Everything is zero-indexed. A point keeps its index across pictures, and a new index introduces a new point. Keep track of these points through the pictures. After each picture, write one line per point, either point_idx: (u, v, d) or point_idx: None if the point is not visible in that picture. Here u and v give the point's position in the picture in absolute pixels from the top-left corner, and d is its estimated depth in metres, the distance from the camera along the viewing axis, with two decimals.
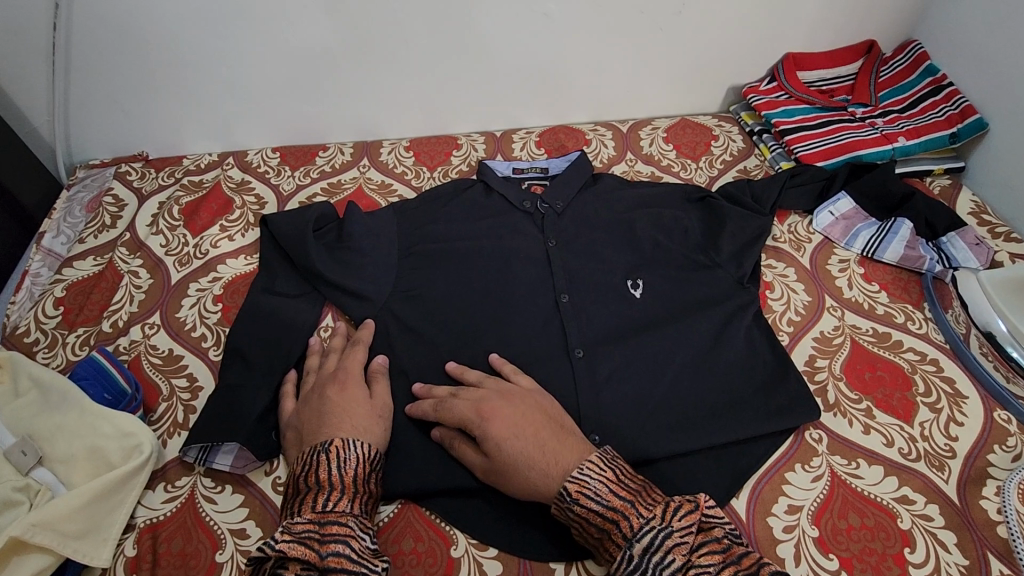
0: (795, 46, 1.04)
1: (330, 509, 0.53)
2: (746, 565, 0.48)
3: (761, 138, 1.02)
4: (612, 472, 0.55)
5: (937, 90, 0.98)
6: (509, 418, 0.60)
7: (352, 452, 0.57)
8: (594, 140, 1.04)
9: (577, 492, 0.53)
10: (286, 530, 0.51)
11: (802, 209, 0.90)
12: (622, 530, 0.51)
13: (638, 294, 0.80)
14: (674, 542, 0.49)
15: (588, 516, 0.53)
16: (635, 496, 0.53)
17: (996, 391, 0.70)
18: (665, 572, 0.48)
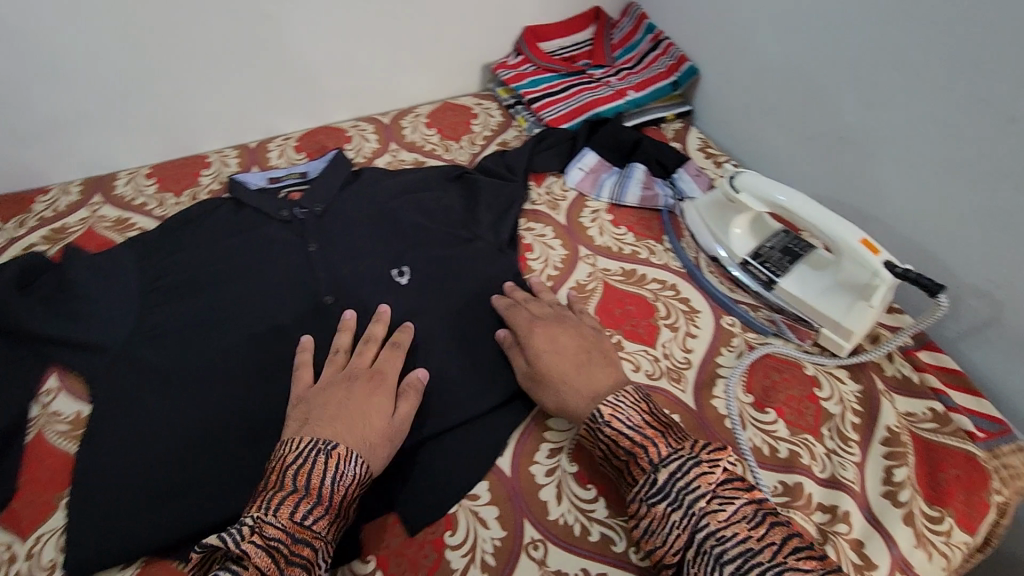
0: (530, 19, 1.09)
1: (306, 525, 0.51)
2: (768, 506, 0.51)
3: (516, 110, 1.06)
4: (645, 404, 0.59)
5: (657, 44, 1.09)
6: (563, 339, 0.67)
7: (351, 469, 0.55)
8: (355, 136, 1.02)
9: (610, 415, 0.57)
10: (253, 530, 0.49)
11: (556, 169, 0.95)
12: (649, 455, 0.54)
13: (404, 281, 0.79)
14: (702, 473, 0.52)
15: (617, 439, 0.57)
16: (664, 430, 0.56)
17: (723, 300, 0.78)
18: (691, 496, 0.51)
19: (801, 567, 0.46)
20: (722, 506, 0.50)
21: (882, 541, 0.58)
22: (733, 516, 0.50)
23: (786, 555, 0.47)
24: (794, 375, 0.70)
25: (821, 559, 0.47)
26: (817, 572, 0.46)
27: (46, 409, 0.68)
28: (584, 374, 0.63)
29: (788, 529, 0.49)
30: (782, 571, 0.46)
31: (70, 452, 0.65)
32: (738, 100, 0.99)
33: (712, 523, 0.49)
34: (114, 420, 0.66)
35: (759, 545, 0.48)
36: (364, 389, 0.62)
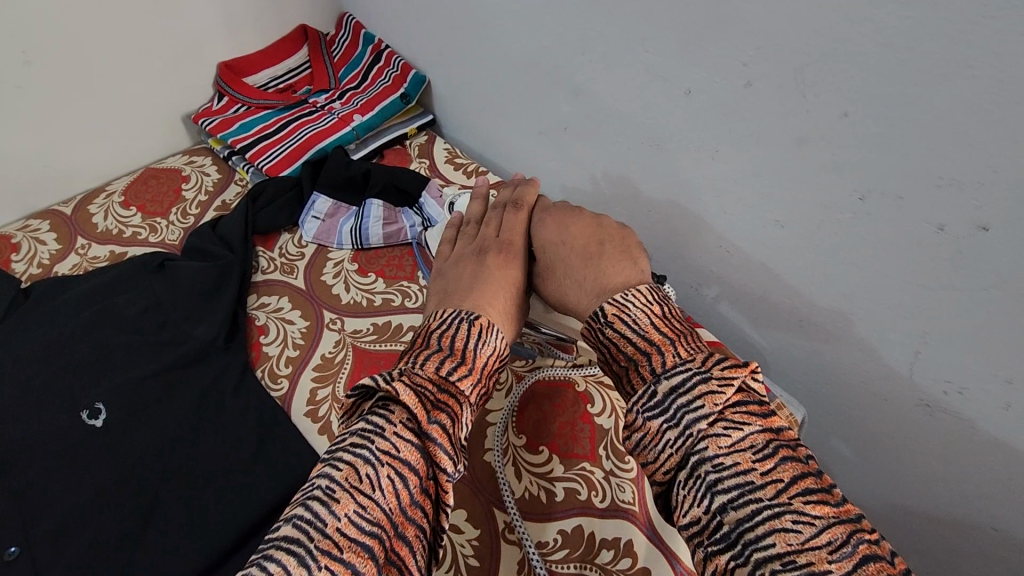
0: (221, 56, 0.95)
1: (450, 379, 0.47)
2: (789, 441, 0.43)
3: (232, 161, 0.91)
4: (658, 310, 0.54)
5: (377, 56, 0.98)
6: (577, 230, 0.64)
7: (492, 338, 0.53)
8: (25, 242, 0.81)
9: (614, 316, 0.53)
10: (405, 374, 0.47)
11: (286, 225, 0.83)
12: (651, 364, 0.49)
13: (100, 421, 0.64)
14: (706, 390, 0.45)
15: (621, 343, 0.52)
16: (676, 337, 0.50)
17: None
18: (693, 417, 0.44)
19: (803, 510, 0.39)
20: (727, 432, 0.43)
21: (665, 562, 0.55)
22: (739, 444, 0.42)
23: (791, 494, 0.40)
24: (565, 398, 0.65)
25: (834, 505, 0.39)
26: (823, 522, 0.38)
27: None
28: (593, 271, 0.60)
29: (805, 467, 0.41)
30: (782, 512, 0.39)
31: None
32: (471, 102, 0.93)
33: (711, 448, 0.42)
34: None
35: (761, 480, 0.40)
36: (496, 262, 0.63)
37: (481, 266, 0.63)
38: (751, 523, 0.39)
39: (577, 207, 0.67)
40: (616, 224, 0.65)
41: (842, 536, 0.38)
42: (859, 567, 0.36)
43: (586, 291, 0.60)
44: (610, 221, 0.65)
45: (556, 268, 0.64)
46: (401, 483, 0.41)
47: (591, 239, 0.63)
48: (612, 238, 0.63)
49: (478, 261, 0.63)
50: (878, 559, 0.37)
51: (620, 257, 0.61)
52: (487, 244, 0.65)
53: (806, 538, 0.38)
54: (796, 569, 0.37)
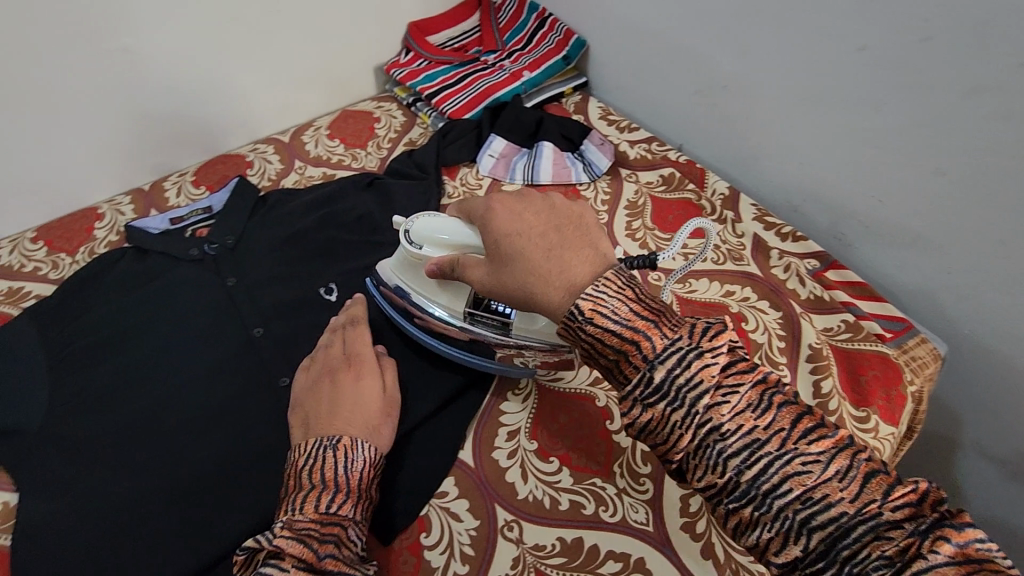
0: (411, 16, 1.08)
1: (332, 511, 0.53)
2: (777, 390, 0.47)
3: (417, 107, 1.05)
4: (632, 290, 0.51)
5: (542, 22, 1.10)
6: (527, 218, 0.57)
7: (360, 453, 0.56)
8: (256, 160, 0.98)
9: (592, 309, 0.49)
10: (286, 526, 0.51)
11: (467, 160, 0.95)
12: (642, 351, 0.48)
13: (332, 296, 0.78)
14: (703, 367, 0.46)
15: (603, 337, 0.49)
16: (657, 316, 0.49)
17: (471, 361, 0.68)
18: (693, 394, 0.46)
19: (808, 450, 0.44)
20: (726, 398, 0.46)
21: None
22: (738, 408, 0.46)
23: (795, 439, 0.44)
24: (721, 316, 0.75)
25: (831, 436, 0.45)
26: (827, 456, 0.43)
27: None
28: (556, 260, 0.53)
29: (796, 408, 0.46)
30: (792, 457, 0.44)
31: (4, 546, 0.60)
32: (627, 63, 1.02)
33: (717, 418, 0.45)
34: (42, 503, 0.61)
35: (766, 435, 0.45)
36: (350, 377, 0.62)
37: (336, 385, 0.61)
38: (768, 475, 0.44)
39: (518, 196, 0.59)
40: (567, 201, 0.58)
41: (846, 463, 0.43)
42: (865, 487, 0.42)
43: (552, 286, 0.52)
44: (562, 200, 0.58)
45: (508, 266, 0.55)
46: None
47: (546, 226, 0.55)
48: (569, 220, 0.56)
49: (361, 372, 0.63)
50: (878, 473, 0.43)
51: (581, 244, 0.54)
52: (333, 363, 0.64)
53: (817, 476, 0.43)
54: (815, 505, 0.42)
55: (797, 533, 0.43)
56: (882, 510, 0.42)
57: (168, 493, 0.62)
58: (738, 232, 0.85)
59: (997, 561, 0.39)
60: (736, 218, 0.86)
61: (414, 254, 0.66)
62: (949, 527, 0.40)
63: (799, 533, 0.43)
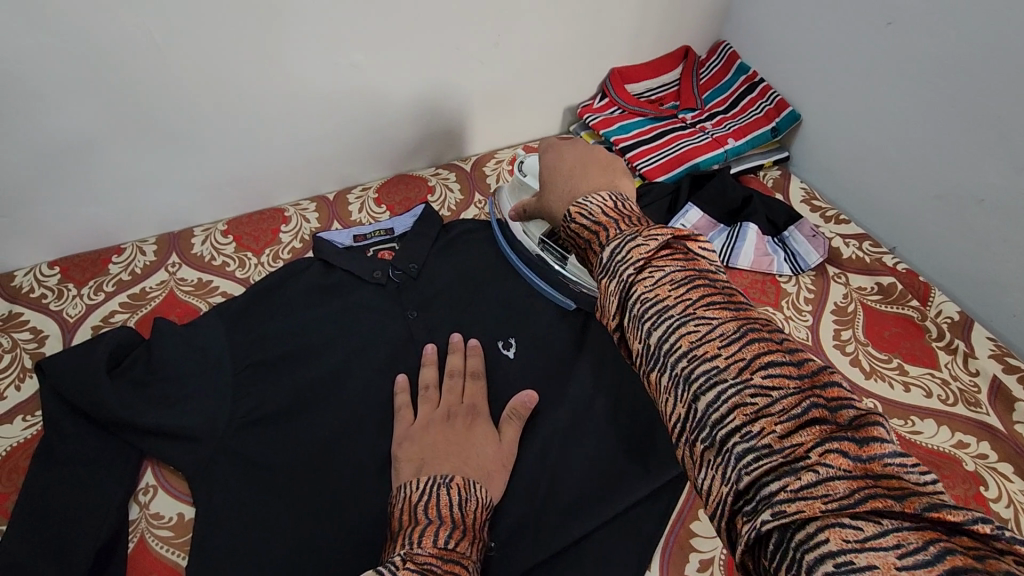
0: (616, 61, 1.03)
1: (451, 547, 0.48)
2: (749, 317, 0.40)
3: (605, 156, 1.01)
4: (616, 204, 0.52)
5: (751, 86, 1.02)
6: (572, 155, 0.65)
7: (473, 493, 0.54)
8: (438, 186, 0.96)
9: (574, 213, 0.52)
10: (408, 559, 0.46)
11: (655, 225, 0.89)
12: (600, 240, 0.49)
13: (510, 353, 0.72)
14: (634, 246, 0.44)
15: (580, 233, 0.52)
16: (623, 220, 0.49)
17: (546, 292, 0.76)
18: (626, 268, 0.44)
19: (660, 266, 0.43)
20: (652, 275, 0.42)
21: None
22: (670, 299, 0.41)
23: (752, 370, 0.36)
24: (954, 471, 0.65)
25: (795, 377, 0.36)
26: (780, 393, 0.35)
27: (145, 510, 0.63)
28: (568, 189, 0.61)
29: (714, 289, 0.41)
30: (644, 268, 0.43)
31: (178, 564, 0.60)
32: (847, 148, 0.92)
33: (643, 291, 0.42)
34: (221, 526, 0.60)
35: (693, 341, 0.39)
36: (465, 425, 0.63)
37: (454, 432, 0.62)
38: (664, 338, 0.40)
39: (569, 140, 0.68)
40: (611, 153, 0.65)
41: (798, 404, 0.35)
42: (748, 352, 0.37)
43: (561, 201, 0.61)
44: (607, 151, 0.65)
45: (545, 186, 0.65)
46: None
47: (574, 165, 0.63)
48: (600, 163, 0.63)
49: (471, 426, 0.62)
50: (828, 429, 0.33)
51: (601, 176, 0.60)
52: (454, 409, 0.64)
53: (759, 407, 0.35)
54: (727, 416, 0.36)
55: (716, 449, 0.36)
56: (753, 376, 0.36)
57: (334, 542, 0.60)
58: (971, 368, 0.73)
59: (903, 481, 0.31)
60: (969, 350, 0.75)
61: (520, 179, 0.84)
62: (890, 498, 0.30)
63: (721, 449, 0.36)
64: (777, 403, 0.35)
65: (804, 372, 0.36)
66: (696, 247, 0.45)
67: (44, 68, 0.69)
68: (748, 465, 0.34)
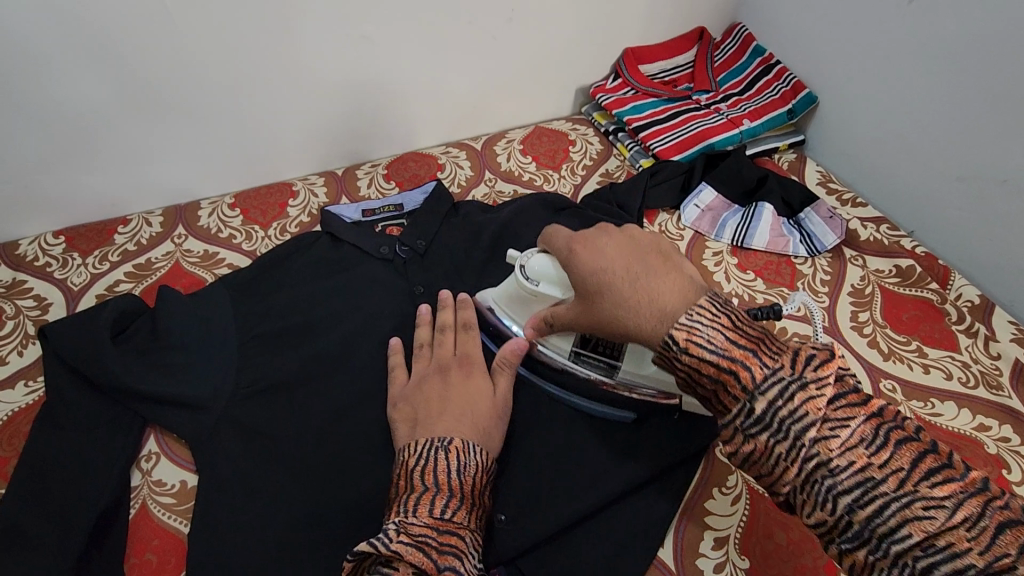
0: (631, 41, 1.01)
1: (447, 518, 0.48)
2: (848, 386, 0.43)
3: (618, 137, 0.99)
4: (727, 317, 0.46)
5: (767, 69, 1.00)
6: (611, 248, 0.55)
7: (472, 457, 0.53)
8: (448, 164, 0.95)
9: (686, 339, 0.45)
10: (401, 531, 0.47)
11: (669, 205, 0.87)
12: (741, 381, 0.44)
13: None
14: (795, 389, 0.42)
15: (697, 368, 0.45)
16: (756, 344, 0.45)
17: (595, 411, 0.63)
18: (799, 427, 0.42)
19: (842, 419, 0.42)
20: (835, 433, 0.41)
21: None
22: (850, 442, 0.41)
23: (911, 479, 0.39)
24: (975, 454, 0.64)
25: (954, 477, 0.39)
26: (952, 500, 0.38)
27: (147, 476, 0.61)
28: (641, 289, 0.50)
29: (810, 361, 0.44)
30: (821, 422, 0.42)
31: (180, 531, 0.58)
32: (865, 130, 0.91)
33: (825, 453, 0.41)
34: (224, 494, 0.59)
35: (881, 473, 0.40)
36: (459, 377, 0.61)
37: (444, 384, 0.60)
38: (843, 473, 0.40)
39: (596, 230, 0.58)
40: (645, 232, 0.57)
41: (963, 502, 0.38)
42: (901, 458, 0.40)
43: (643, 314, 0.49)
44: (639, 231, 0.57)
45: (601, 299, 0.53)
46: None
47: (631, 261, 0.53)
48: (653, 252, 0.54)
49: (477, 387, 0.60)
50: (989, 507, 0.38)
51: (668, 269, 0.51)
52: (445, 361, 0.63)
53: (940, 522, 0.38)
54: (936, 552, 0.38)
55: None
56: (916, 486, 0.39)
57: (339, 512, 0.59)
58: (992, 351, 0.72)
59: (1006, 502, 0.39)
60: (990, 334, 0.73)
61: (529, 288, 0.62)
62: None
63: None
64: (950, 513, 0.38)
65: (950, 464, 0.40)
66: (834, 353, 0.45)
67: (51, 31, 0.68)
68: (926, 557, 0.38)
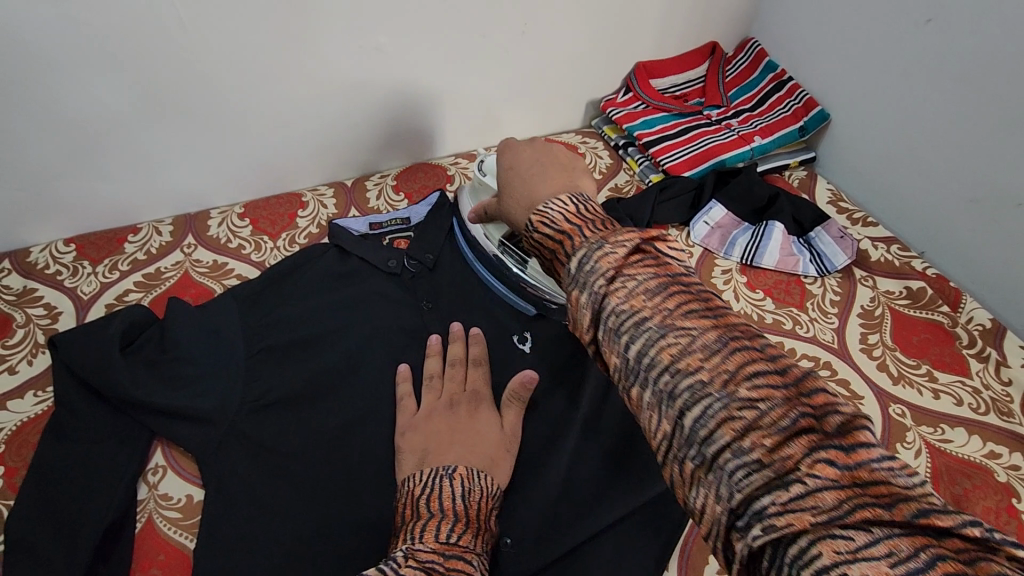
0: (642, 55, 1.01)
1: (454, 541, 0.47)
2: (738, 330, 0.36)
3: (627, 151, 0.99)
4: (577, 208, 0.47)
5: (779, 85, 1.00)
6: (528, 155, 0.58)
7: (477, 482, 0.53)
8: (457, 176, 0.95)
9: (538, 220, 0.46)
10: (409, 556, 0.44)
11: (678, 222, 0.87)
12: (565, 248, 0.43)
13: (526, 348, 0.69)
14: (602, 254, 0.40)
15: (544, 243, 0.46)
16: (587, 223, 0.44)
17: (508, 295, 0.70)
18: (601, 294, 0.38)
19: (669, 315, 0.36)
20: (643, 312, 0.37)
21: None
22: (672, 336, 0.36)
23: (736, 382, 0.33)
24: (986, 483, 0.63)
25: (784, 386, 0.33)
26: (768, 405, 0.32)
27: (154, 490, 0.62)
28: (528, 190, 0.54)
29: (690, 294, 0.38)
30: (640, 300, 0.37)
31: (186, 546, 0.58)
32: (878, 150, 0.90)
33: (635, 330, 0.36)
34: (231, 509, 0.59)
35: (707, 369, 0.34)
36: (469, 412, 0.61)
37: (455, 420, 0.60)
38: (646, 358, 0.36)
39: (524, 141, 0.61)
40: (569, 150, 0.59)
41: (791, 418, 0.31)
42: (731, 363, 0.34)
43: (524, 210, 0.53)
44: (563, 147, 0.59)
45: (504, 201, 0.57)
46: None
47: (532, 166, 0.56)
48: (559, 163, 0.56)
49: (481, 413, 0.61)
50: (836, 450, 0.30)
51: (560, 175, 0.54)
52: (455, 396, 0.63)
53: (751, 424, 0.32)
54: (740, 458, 0.31)
55: (720, 489, 0.32)
56: (737, 385, 0.33)
57: (343, 531, 0.58)
58: (1004, 378, 0.71)
59: (894, 486, 0.28)
60: (1001, 359, 0.72)
61: (480, 180, 0.74)
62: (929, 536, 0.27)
63: (727, 491, 0.31)
64: (764, 415, 0.32)
65: (788, 379, 0.33)
66: (666, 249, 0.41)
67: (67, 42, 0.68)
68: (740, 483, 0.31)
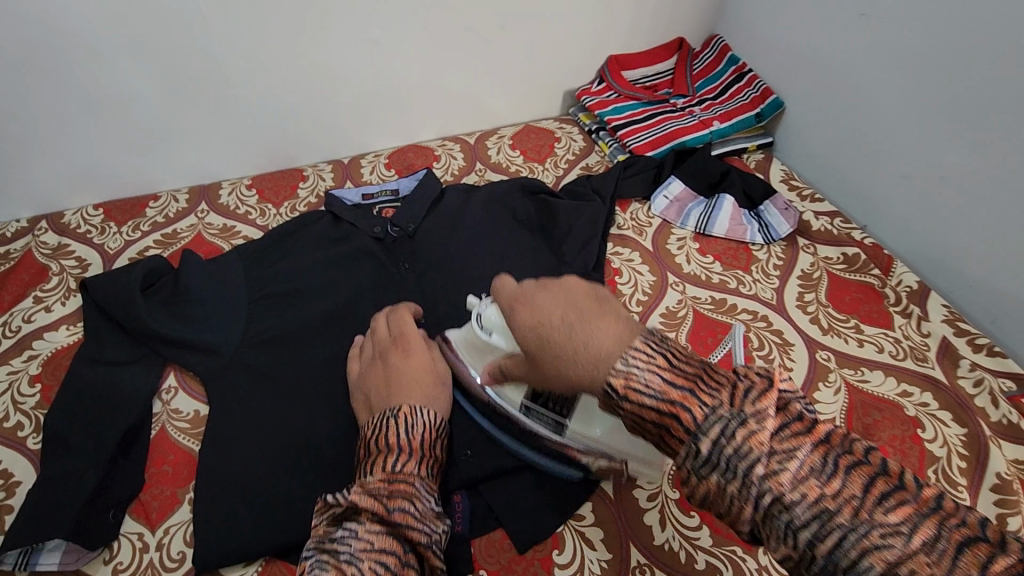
0: (615, 48, 1.11)
1: (398, 470, 0.56)
2: (829, 442, 0.40)
3: (599, 135, 1.08)
4: (662, 356, 0.45)
5: (740, 76, 1.09)
6: (551, 299, 0.51)
7: (419, 418, 0.60)
8: (443, 155, 1.05)
9: (624, 386, 0.43)
10: (359, 485, 0.54)
11: (640, 196, 0.96)
12: (683, 424, 0.42)
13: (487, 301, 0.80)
14: (738, 427, 0.40)
15: (640, 413, 0.43)
16: (690, 382, 0.43)
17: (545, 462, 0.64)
18: (745, 465, 0.39)
19: (784, 450, 0.39)
20: (784, 466, 0.39)
21: None
22: (801, 475, 0.38)
23: (868, 507, 0.37)
24: (894, 415, 0.71)
25: (910, 499, 0.37)
26: (908, 524, 0.36)
27: (167, 405, 0.72)
28: (580, 343, 0.46)
29: (810, 432, 0.40)
30: (769, 457, 0.39)
31: (192, 450, 0.68)
32: (826, 132, 0.99)
33: (776, 486, 0.38)
34: (231, 422, 0.69)
35: (835, 502, 0.37)
36: (398, 356, 0.67)
37: (388, 368, 0.66)
38: (795, 511, 0.38)
39: (534, 285, 0.53)
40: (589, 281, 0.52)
41: (934, 533, 0.35)
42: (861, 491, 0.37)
43: (582, 361, 0.46)
44: (577, 279, 0.53)
45: (545, 367, 0.49)
46: (380, 566, 0.48)
47: (572, 314, 0.48)
48: (591, 302, 0.49)
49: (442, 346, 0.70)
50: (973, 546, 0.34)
51: (601, 312, 0.48)
52: (382, 346, 0.69)
53: (898, 550, 0.35)
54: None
55: None
56: (877, 515, 0.36)
57: (326, 442, 0.68)
58: (923, 330, 0.79)
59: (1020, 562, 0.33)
60: (923, 314, 0.80)
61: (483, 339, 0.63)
62: None
63: None
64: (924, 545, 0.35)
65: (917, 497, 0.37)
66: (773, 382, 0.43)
67: (103, 31, 0.79)
68: None
